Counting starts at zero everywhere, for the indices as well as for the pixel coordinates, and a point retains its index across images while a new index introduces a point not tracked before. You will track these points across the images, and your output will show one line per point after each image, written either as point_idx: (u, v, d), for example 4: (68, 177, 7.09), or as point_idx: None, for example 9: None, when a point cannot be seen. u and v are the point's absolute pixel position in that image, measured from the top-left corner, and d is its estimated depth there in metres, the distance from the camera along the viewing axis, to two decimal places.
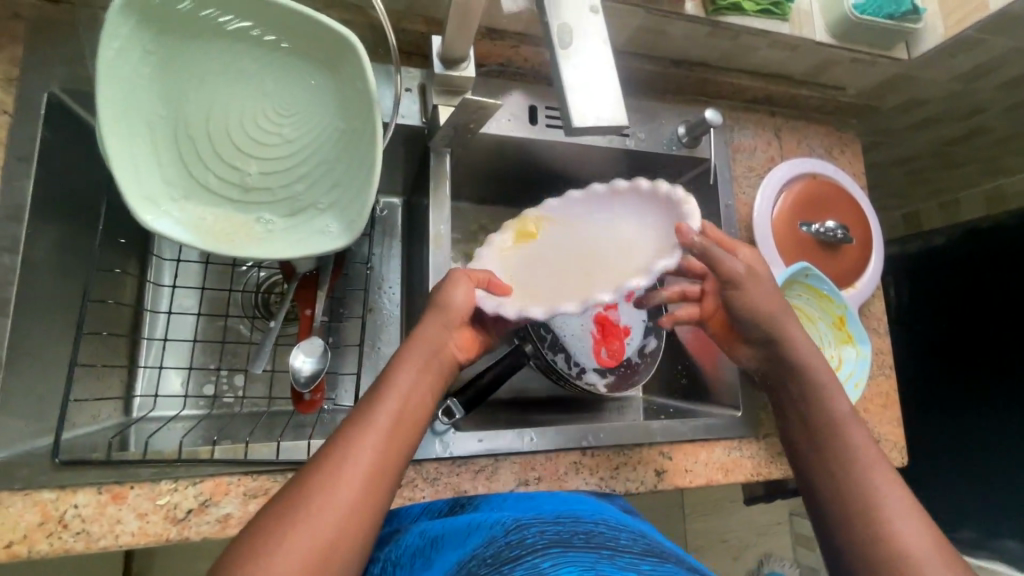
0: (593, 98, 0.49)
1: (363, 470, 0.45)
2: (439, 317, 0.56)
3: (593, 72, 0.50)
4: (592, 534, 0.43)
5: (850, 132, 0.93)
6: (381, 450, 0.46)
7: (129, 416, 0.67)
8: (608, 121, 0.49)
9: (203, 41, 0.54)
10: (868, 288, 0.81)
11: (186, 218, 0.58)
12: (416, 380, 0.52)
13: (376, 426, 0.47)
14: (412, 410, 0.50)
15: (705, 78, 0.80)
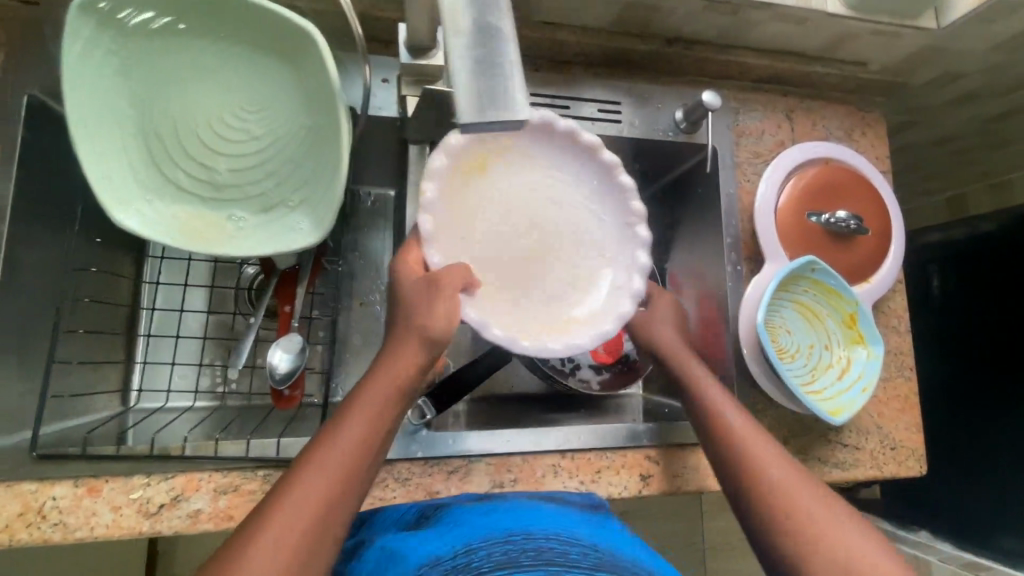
0: (487, 86, 0.39)
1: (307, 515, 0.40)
2: (415, 329, 0.47)
3: (491, 53, 0.40)
4: (541, 549, 0.41)
5: (873, 112, 0.85)
6: (329, 492, 0.42)
7: (127, 405, 0.68)
8: (504, 116, 0.39)
9: (168, 38, 0.53)
10: (885, 283, 0.74)
11: (159, 216, 0.57)
12: (370, 420, 0.46)
13: (326, 468, 0.43)
14: (362, 453, 0.44)
15: (706, 57, 0.75)
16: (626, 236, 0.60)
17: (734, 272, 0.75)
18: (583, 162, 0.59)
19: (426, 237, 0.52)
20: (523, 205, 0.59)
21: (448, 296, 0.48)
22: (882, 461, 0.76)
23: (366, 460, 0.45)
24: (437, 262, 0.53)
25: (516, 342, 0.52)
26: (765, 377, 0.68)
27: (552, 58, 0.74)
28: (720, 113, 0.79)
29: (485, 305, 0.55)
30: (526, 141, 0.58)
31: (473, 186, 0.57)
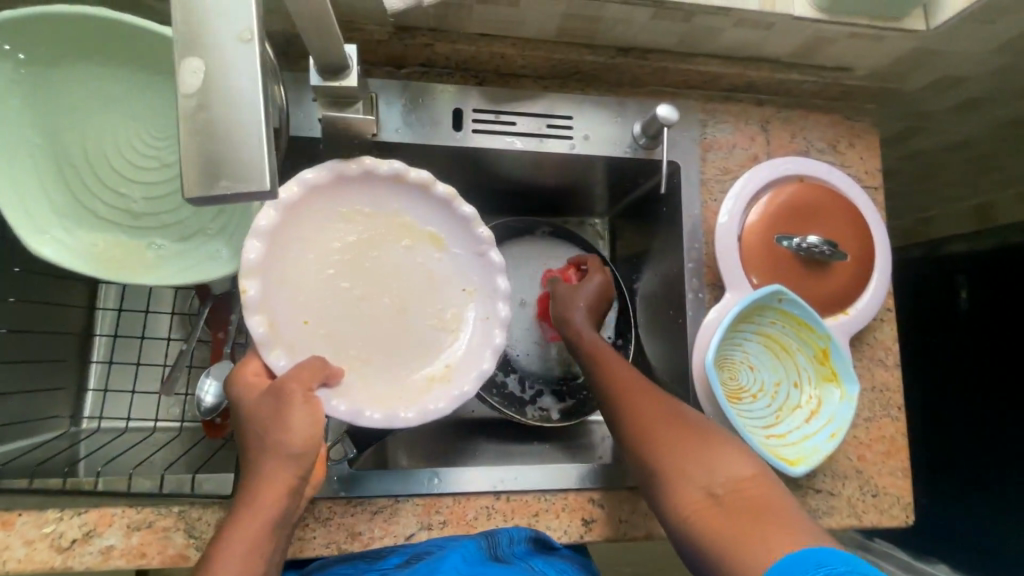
0: (223, 149, 0.34)
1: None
2: (284, 461, 0.46)
3: (234, 108, 0.35)
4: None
5: (863, 121, 0.77)
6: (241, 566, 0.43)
7: (78, 427, 0.68)
8: (236, 188, 0.34)
9: (79, 68, 0.54)
10: (864, 314, 0.68)
11: (74, 243, 0.56)
12: (251, 543, 0.44)
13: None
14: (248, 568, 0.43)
15: (665, 68, 0.69)
16: (482, 266, 0.61)
17: (695, 299, 0.69)
18: (413, 200, 0.59)
19: (262, 342, 0.52)
20: (364, 267, 0.59)
21: (301, 398, 0.48)
22: (863, 510, 0.68)
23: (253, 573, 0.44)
24: (282, 364, 0.53)
25: (396, 417, 0.55)
26: (721, 418, 0.62)
27: (498, 71, 0.70)
28: (686, 126, 0.73)
29: (349, 386, 0.56)
30: (352, 198, 0.58)
31: (303, 263, 0.57)
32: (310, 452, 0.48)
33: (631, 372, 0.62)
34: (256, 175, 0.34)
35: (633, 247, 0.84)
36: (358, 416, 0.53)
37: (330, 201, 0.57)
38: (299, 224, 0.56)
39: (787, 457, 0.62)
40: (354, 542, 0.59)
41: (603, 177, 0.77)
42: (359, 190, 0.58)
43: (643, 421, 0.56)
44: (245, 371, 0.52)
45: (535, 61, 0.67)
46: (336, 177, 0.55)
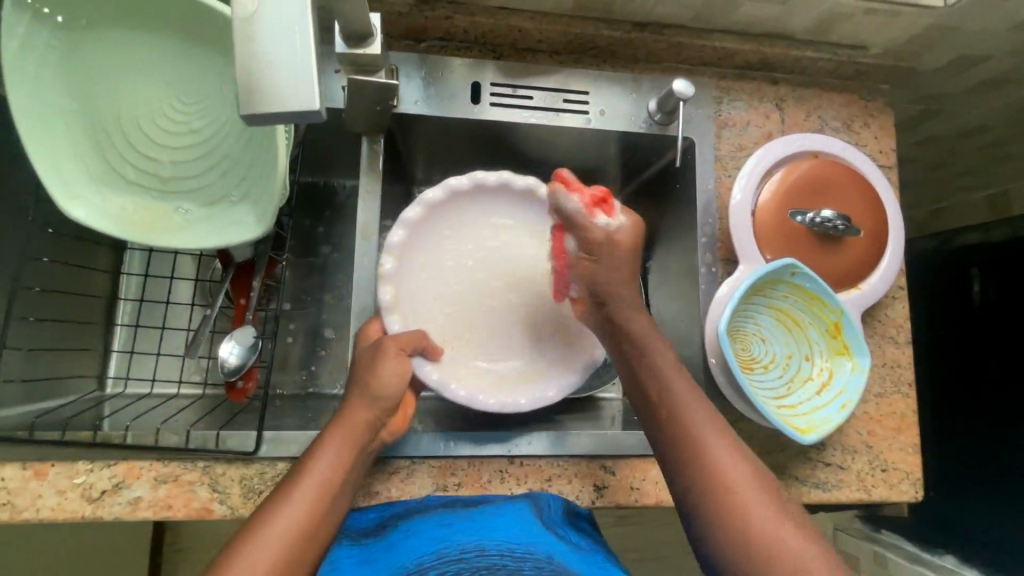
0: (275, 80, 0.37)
1: (283, 535, 0.47)
2: (364, 399, 0.56)
3: (283, 33, 0.38)
4: (494, 567, 0.45)
5: (878, 101, 0.77)
6: (309, 510, 0.49)
7: (104, 391, 0.70)
8: (285, 108, 0.37)
9: (111, 35, 0.55)
10: (877, 289, 0.68)
11: (106, 207, 0.57)
12: (337, 455, 0.52)
13: (295, 499, 0.49)
14: (333, 475, 0.51)
15: (680, 44, 0.70)
16: (583, 279, 0.72)
17: (707, 273, 0.70)
18: (540, 217, 0.73)
19: (385, 308, 0.63)
20: (491, 267, 0.74)
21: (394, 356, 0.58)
22: (871, 484, 0.69)
23: (342, 480, 0.52)
24: (396, 329, 0.63)
25: (478, 397, 0.63)
26: (733, 388, 0.63)
27: (516, 46, 0.71)
28: (700, 103, 0.73)
29: (448, 365, 0.66)
30: (480, 206, 0.72)
31: (434, 249, 0.71)
32: (390, 397, 0.56)
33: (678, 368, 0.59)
34: (304, 97, 0.37)
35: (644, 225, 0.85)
36: (449, 386, 0.62)
37: (470, 203, 0.71)
38: (434, 218, 0.70)
39: (798, 426, 0.62)
40: (372, 501, 0.61)
41: (618, 155, 0.78)
42: (483, 199, 0.71)
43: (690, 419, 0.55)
44: (369, 330, 0.63)
45: (552, 36, 0.69)
46: (474, 183, 0.69)
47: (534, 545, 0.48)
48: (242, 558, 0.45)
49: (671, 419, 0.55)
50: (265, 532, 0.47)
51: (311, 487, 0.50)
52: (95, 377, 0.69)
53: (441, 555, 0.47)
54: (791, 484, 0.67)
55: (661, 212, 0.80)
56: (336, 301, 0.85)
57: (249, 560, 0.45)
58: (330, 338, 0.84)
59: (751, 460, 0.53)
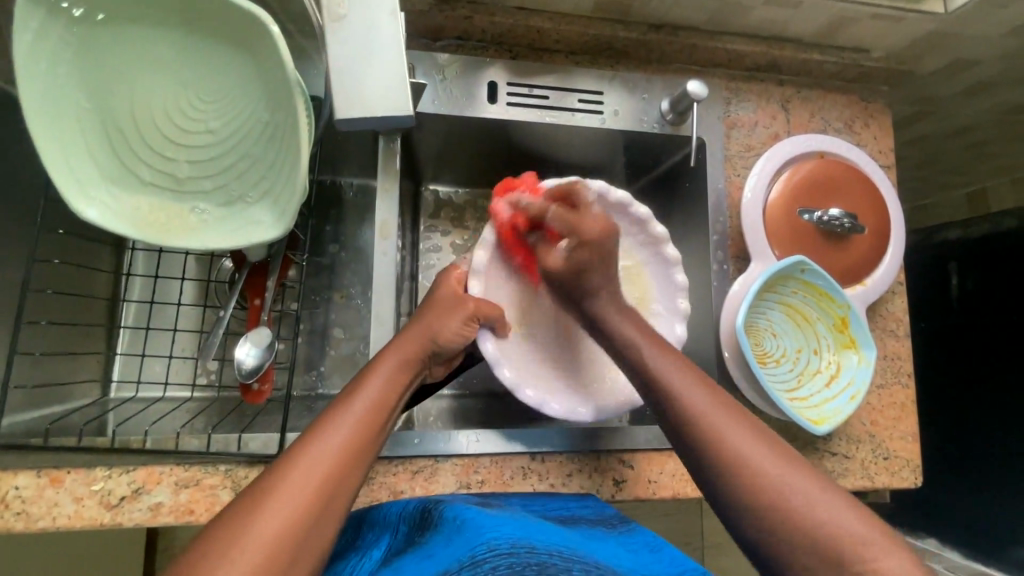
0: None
1: (328, 457, 0.44)
2: (426, 331, 0.57)
3: (381, 66, 0.55)
4: (544, 565, 0.41)
5: (877, 102, 0.80)
6: (347, 445, 0.45)
7: (108, 396, 0.69)
8: (378, 117, 0.55)
9: (126, 31, 0.54)
10: (881, 285, 0.71)
11: (120, 207, 0.56)
12: (384, 383, 0.52)
13: (345, 422, 0.47)
14: (382, 401, 0.50)
15: (693, 45, 0.71)
16: (664, 270, 0.70)
17: (719, 270, 0.72)
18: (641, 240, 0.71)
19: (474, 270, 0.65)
20: None
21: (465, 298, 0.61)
22: (874, 472, 0.72)
23: (390, 406, 0.51)
24: (474, 290, 0.64)
25: (521, 387, 0.62)
26: (747, 382, 0.65)
27: (531, 45, 0.72)
28: (710, 103, 0.75)
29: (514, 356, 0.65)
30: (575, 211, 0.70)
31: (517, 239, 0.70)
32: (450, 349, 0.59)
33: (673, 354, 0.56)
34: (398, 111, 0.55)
35: None
36: (500, 366, 0.62)
37: None
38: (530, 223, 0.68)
39: (811, 417, 0.65)
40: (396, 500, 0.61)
41: (629, 154, 0.79)
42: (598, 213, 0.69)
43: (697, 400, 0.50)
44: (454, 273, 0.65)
45: (568, 36, 0.69)
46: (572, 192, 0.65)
47: (579, 550, 0.46)
48: (290, 474, 0.42)
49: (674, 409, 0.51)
50: (311, 454, 0.44)
51: (349, 420, 0.47)
52: (99, 382, 0.68)
53: (484, 549, 0.43)
54: None
55: (670, 210, 0.82)
56: (344, 301, 0.85)
57: (294, 481, 0.42)
58: (339, 337, 0.83)
59: (769, 437, 0.48)
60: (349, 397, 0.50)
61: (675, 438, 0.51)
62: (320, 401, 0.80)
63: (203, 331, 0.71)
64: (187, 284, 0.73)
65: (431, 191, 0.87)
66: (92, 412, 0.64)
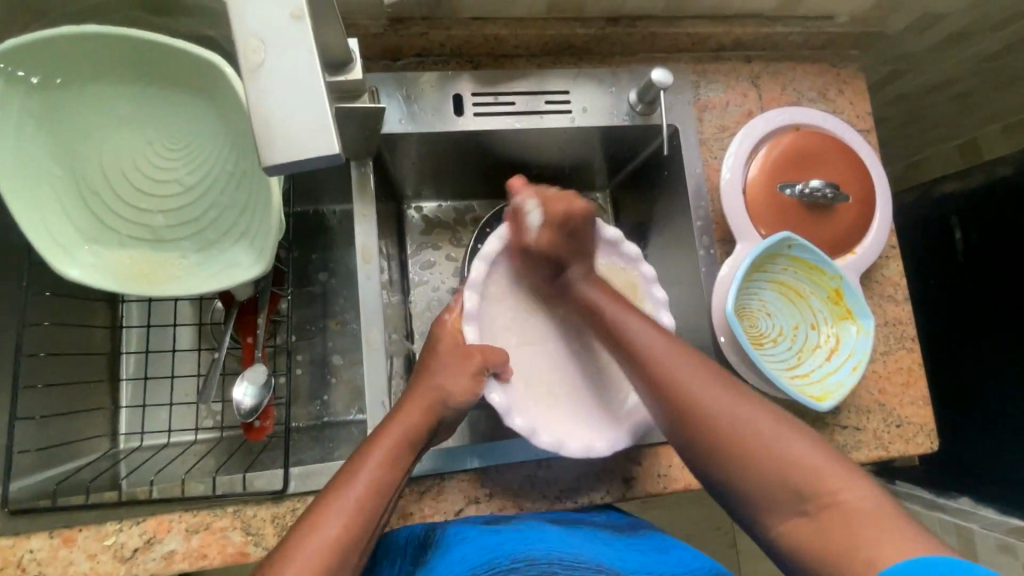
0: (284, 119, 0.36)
1: (338, 527, 0.46)
2: (434, 392, 0.57)
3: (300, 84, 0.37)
4: None
5: (850, 67, 0.79)
6: (330, 551, 0.45)
7: (118, 447, 0.69)
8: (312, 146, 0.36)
9: (88, 92, 0.55)
10: (871, 253, 0.70)
11: (103, 263, 0.57)
12: (385, 460, 0.51)
13: (344, 501, 0.48)
14: (383, 491, 0.50)
15: (654, 33, 0.71)
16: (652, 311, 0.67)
17: (706, 255, 0.71)
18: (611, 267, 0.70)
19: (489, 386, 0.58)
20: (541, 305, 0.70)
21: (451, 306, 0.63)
22: (888, 441, 0.71)
23: (387, 496, 0.50)
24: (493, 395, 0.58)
25: (538, 433, 0.58)
26: (746, 365, 0.65)
27: (492, 53, 0.72)
28: (680, 89, 0.74)
29: (522, 399, 0.61)
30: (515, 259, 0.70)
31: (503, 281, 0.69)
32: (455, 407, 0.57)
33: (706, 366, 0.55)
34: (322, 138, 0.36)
35: (636, 216, 0.86)
36: (511, 417, 0.58)
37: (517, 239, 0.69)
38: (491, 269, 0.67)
39: (813, 394, 0.64)
40: (406, 522, 0.61)
41: (607, 149, 0.79)
42: None
43: (749, 408, 0.51)
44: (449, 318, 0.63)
45: (527, 40, 0.70)
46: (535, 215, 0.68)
47: (583, 554, 0.48)
48: (306, 536, 0.45)
49: (714, 419, 0.51)
50: (289, 565, 0.44)
51: (329, 529, 0.46)
52: (107, 434, 0.69)
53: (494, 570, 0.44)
54: None
55: (653, 200, 0.81)
56: (340, 327, 0.85)
57: (311, 557, 0.44)
58: (339, 364, 0.83)
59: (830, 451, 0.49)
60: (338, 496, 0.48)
61: (723, 447, 0.51)
62: (326, 430, 0.80)
63: (202, 375, 0.72)
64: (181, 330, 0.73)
65: (415, 209, 0.87)
66: (103, 466, 0.65)
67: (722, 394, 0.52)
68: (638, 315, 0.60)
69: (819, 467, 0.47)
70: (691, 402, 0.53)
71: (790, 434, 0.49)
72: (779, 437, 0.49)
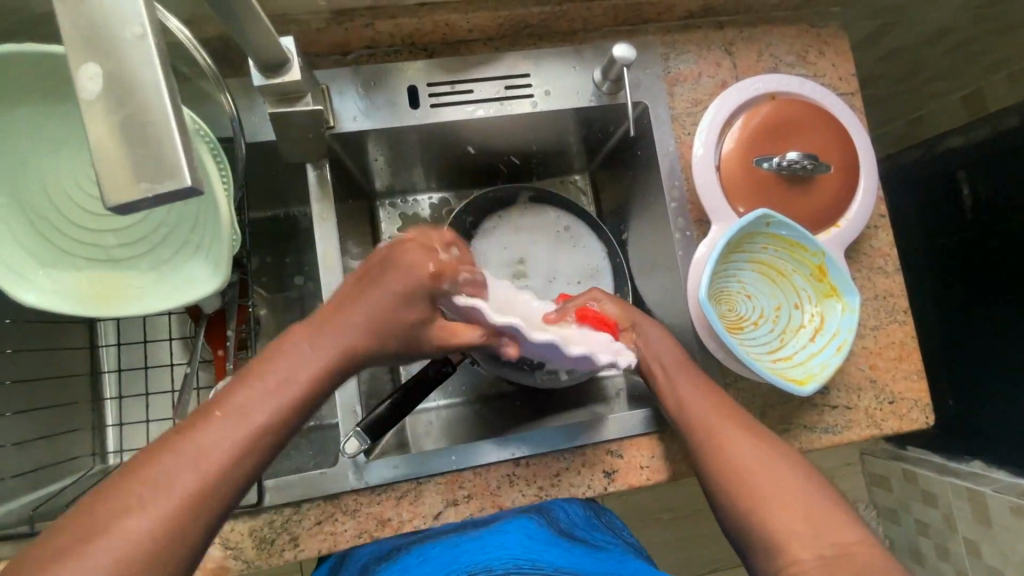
0: (153, 110, 0.29)
1: (237, 439, 0.40)
2: None
3: (144, 110, 0.29)
4: None
5: (830, 25, 0.74)
6: (235, 443, 0.40)
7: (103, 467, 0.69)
8: (158, 186, 0.28)
9: (24, 114, 0.53)
10: (856, 225, 0.67)
11: (58, 285, 0.55)
12: (325, 351, 0.45)
13: (266, 394, 0.42)
14: (313, 384, 0.44)
15: (614, 6, 0.67)
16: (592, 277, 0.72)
17: (682, 237, 0.68)
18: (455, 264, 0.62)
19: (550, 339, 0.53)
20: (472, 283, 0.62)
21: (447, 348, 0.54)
22: (881, 419, 0.68)
23: (316, 398, 0.44)
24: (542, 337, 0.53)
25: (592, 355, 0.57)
26: (724, 352, 0.62)
27: (446, 40, 0.68)
28: (649, 63, 0.71)
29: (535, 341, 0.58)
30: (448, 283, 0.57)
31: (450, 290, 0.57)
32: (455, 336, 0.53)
33: (752, 437, 0.54)
34: (173, 174, 0.28)
35: (615, 199, 0.83)
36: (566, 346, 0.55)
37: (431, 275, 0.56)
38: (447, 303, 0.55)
39: (796, 378, 0.61)
40: (385, 529, 0.60)
41: (578, 131, 0.76)
42: None
43: (795, 485, 0.49)
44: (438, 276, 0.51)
45: (481, 23, 0.66)
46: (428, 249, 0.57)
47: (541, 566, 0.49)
48: (207, 428, 0.40)
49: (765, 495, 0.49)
50: (185, 447, 0.39)
51: (241, 428, 0.40)
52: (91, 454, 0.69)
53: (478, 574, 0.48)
54: (801, 433, 0.67)
55: (630, 182, 0.78)
56: None
57: (154, 489, 0.37)
58: None
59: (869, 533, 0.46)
60: (263, 384, 0.42)
61: (768, 524, 0.48)
62: None
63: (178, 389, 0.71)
64: (157, 347, 0.73)
65: (387, 207, 0.85)
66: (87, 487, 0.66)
67: (778, 469, 0.51)
68: (678, 367, 0.61)
69: (854, 547, 0.45)
70: (740, 473, 0.51)
71: (832, 506, 0.48)
72: (827, 517, 0.47)
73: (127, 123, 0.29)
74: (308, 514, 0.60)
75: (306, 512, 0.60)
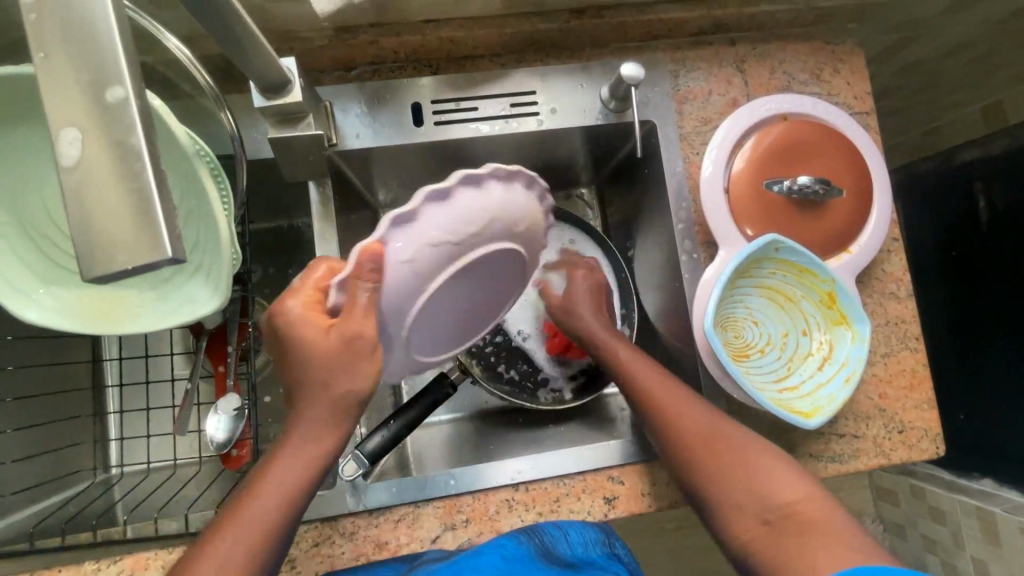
0: (147, 171, 0.23)
1: (245, 539, 0.43)
2: None
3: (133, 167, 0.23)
4: None
5: (846, 43, 0.72)
6: (244, 544, 0.43)
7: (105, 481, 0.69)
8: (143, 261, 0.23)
9: (26, 133, 0.53)
10: (869, 251, 0.65)
11: (62, 303, 0.55)
12: (307, 440, 0.46)
13: (260, 495, 0.44)
14: (301, 474, 0.46)
15: (623, 23, 0.66)
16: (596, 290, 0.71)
17: (689, 260, 0.67)
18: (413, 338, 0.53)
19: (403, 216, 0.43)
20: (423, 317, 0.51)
21: (370, 352, 0.44)
22: (890, 448, 0.67)
23: (306, 484, 0.46)
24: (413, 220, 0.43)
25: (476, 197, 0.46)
26: (729, 381, 0.61)
27: (451, 56, 0.67)
28: (658, 80, 0.69)
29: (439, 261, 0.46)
30: (384, 316, 0.47)
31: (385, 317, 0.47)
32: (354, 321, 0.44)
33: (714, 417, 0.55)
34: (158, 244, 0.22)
35: (621, 215, 0.82)
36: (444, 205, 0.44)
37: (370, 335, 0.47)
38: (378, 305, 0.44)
39: (802, 409, 0.60)
40: (382, 552, 0.60)
41: (584, 148, 0.75)
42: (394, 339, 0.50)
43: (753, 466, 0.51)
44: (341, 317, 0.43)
45: (487, 39, 0.65)
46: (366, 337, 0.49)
47: None
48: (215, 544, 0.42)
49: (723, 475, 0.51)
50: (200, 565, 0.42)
51: (243, 534, 0.43)
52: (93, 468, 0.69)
53: None
54: (807, 462, 0.66)
55: (636, 200, 0.77)
56: None
57: None
58: None
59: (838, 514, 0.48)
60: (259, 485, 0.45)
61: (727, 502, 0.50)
62: None
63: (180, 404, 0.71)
64: (159, 360, 0.73)
65: None
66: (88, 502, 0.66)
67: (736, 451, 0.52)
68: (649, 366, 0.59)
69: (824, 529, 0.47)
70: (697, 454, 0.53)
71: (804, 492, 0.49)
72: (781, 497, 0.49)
73: (119, 186, 0.23)
74: (306, 536, 0.60)
75: (304, 534, 0.59)
